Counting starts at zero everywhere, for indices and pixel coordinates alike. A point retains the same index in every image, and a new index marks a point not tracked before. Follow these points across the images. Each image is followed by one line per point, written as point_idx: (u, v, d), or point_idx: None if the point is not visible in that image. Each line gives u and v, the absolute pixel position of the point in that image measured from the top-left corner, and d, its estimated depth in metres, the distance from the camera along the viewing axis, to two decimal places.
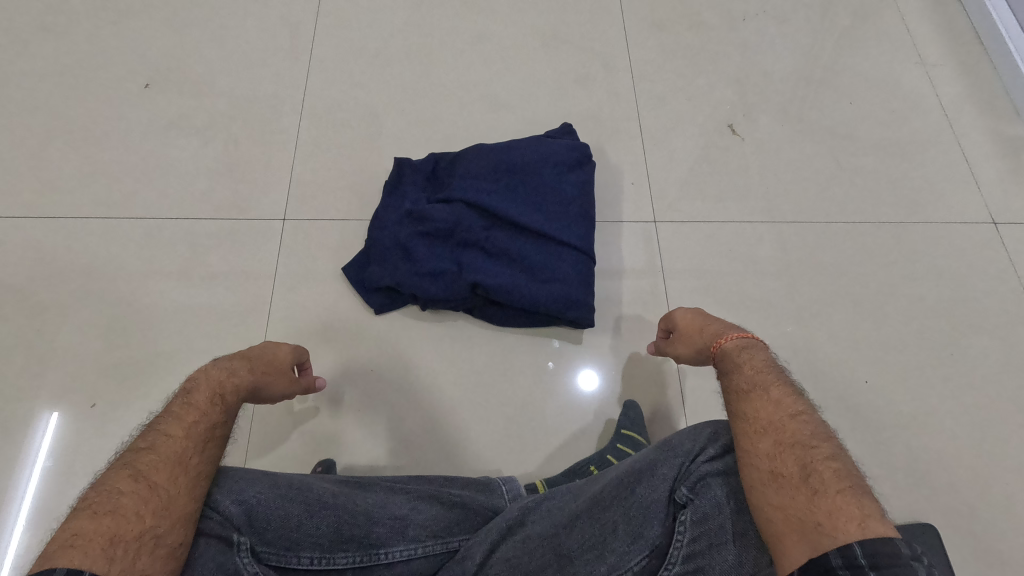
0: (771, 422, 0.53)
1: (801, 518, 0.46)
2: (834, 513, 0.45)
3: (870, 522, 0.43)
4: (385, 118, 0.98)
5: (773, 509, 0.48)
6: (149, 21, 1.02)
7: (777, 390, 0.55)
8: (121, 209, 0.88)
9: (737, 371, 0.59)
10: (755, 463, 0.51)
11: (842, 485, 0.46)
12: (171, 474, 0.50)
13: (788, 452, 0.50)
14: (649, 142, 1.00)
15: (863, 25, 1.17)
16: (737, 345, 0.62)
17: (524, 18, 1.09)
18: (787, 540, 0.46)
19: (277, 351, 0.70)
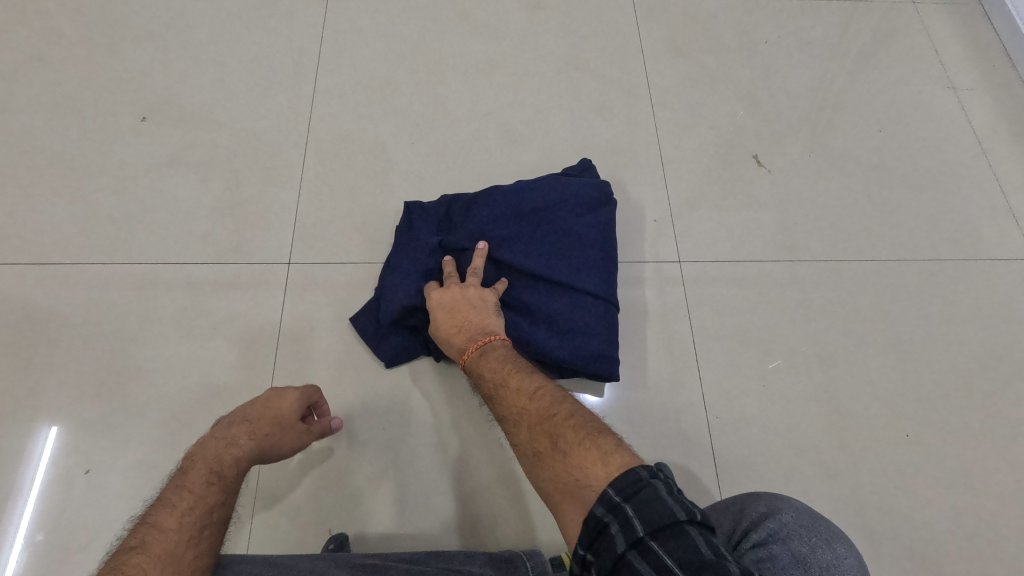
0: (527, 422, 0.56)
1: (568, 483, 0.49)
2: (585, 465, 0.48)
3: (609, 458, 0.48)
4: (395, 153, 0.93)
5: (549, 485, 0.51)
6: (145, 49, 0.97)
7: (516, 379, 0.60)
8: (116, 254, 0.83)
9: (483, 375, 0.63)
10: (524, 452, 0.54)
11: (582, 436, 0.50)
12: (161, 570, 0.47)
13: (545, 429, 0.53)
14: (671, 175, 0.96)
15: (891, 47, 1.12)
16: (480, 347, 0.66)
17: (538, 43, 1.05)
18: (564, 509, 0.49)
19: (279, 400, 0.64)
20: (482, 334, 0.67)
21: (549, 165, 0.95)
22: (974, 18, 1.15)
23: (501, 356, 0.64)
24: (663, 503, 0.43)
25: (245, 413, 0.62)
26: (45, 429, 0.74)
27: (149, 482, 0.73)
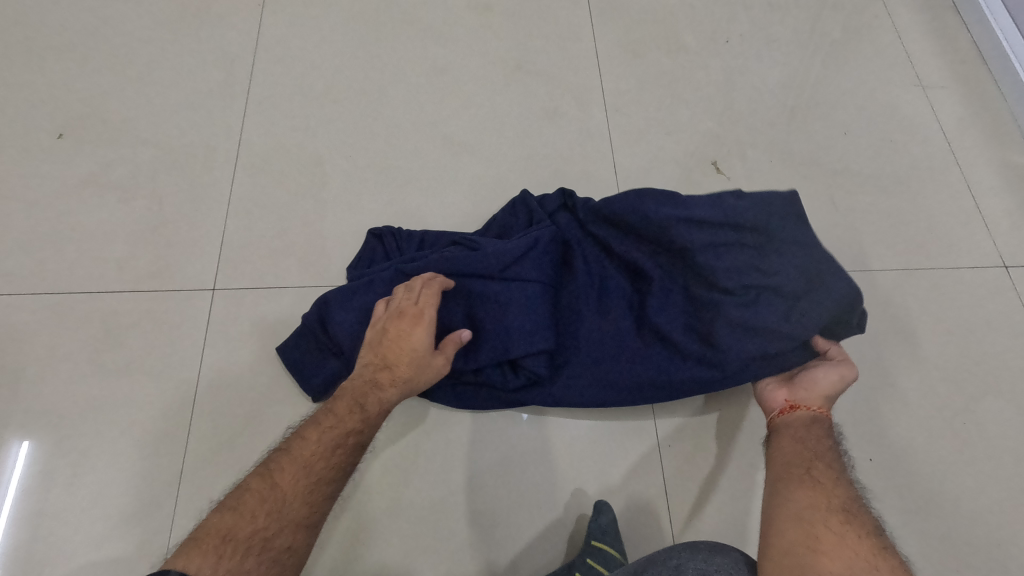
0: (824, 501, 0.51)
1: (850, 556, 0.47)
2: (854, 536, 0.48)
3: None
4: (331, 167, 0.88)
5: (816, 537, 0.49)
6: (64, 60, 0.91)
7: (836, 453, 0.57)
8: (26, 283, 0.78)
9: (801, 430, 0.61)
10: (827, 498, 0.52)
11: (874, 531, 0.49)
12: (294, 477, 0.58)
13: (857, 509, 0.51)
14: (625, 185, 0.91)
15: (858, 43, 1.07)
16: (807, 418, 0.62)
17: (487, 46, 1.00)
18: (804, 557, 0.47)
19: (409, 336, 0.65)
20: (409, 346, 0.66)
21: (496, 177, 0.90)
22: (945, 11, 1.11)
23: (818, 429, 0.60)
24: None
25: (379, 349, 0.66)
26: (16, 443, 0.71)
27: (60, 533, 0.68)
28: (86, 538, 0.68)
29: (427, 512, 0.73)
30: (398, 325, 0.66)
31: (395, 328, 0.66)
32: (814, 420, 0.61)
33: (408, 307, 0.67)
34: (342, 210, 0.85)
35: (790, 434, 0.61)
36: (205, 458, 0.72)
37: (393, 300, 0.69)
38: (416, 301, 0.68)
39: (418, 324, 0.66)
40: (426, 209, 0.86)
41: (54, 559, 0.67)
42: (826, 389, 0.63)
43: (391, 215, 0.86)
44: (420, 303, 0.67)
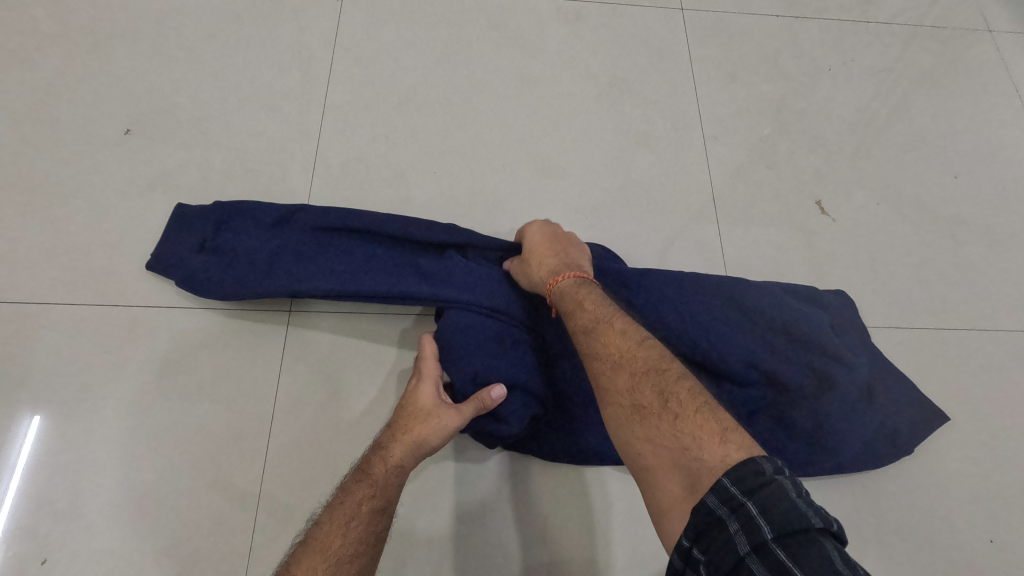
0: (624, 403, 0.51)
1: (680, 449, 0.45)
2: (698, 432, 0.45)
3: (728, 434, 0.45)
4: (414, 182, 0.82)
5: (645, 449, 0.48)
6: (134, 49, 0.86)
7: (619, 322, 0.58)
8: (90, 292, 0.73)
9: (577, 310, 0.60)
10: (621, 403, 0.51)
11: (696, 401, 0.48)
12: (334, 540, 0.53)
13: (643, 381, 0.51)
14: (724, 219, 0.85)
15: (966, 80, 1.01)
16: (572, 284, 0.63)
17: (579, 58, 0.94)
18: (656, 472, 0.46)
19: (427, 425, 0.60)
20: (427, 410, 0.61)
21: (588, 204, 0.84)
22: None
23: (625, 353, 0.54)
24: (794, 505, 0.38)
25: (402, 411, 0.62)
26: (28, 417, 0.67)
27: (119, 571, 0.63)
28: None
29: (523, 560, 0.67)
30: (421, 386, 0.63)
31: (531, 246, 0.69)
32: (597, 334, 0.57)
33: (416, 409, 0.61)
34: None
35: (600, 388, 0.54)
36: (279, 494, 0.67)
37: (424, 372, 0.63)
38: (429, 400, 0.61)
39: (432, 434, 0.60)
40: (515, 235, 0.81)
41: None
42: (548, 247, 0.68)
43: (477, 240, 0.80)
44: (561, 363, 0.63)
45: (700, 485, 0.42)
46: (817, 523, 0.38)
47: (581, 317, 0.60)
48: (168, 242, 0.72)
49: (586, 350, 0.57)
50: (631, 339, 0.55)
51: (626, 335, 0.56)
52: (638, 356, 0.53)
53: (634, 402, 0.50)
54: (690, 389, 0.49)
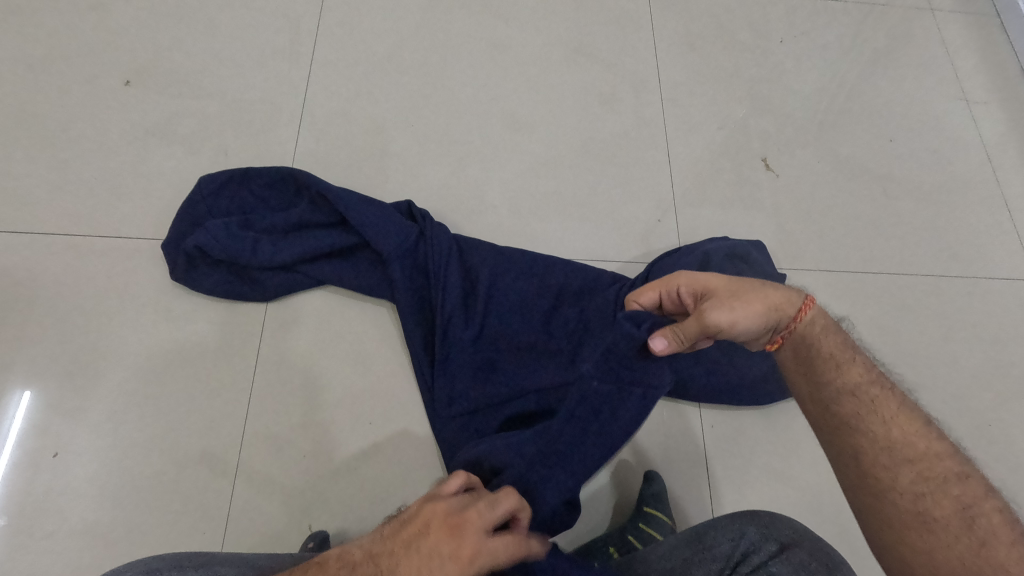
0: (911, 486, 0.51)
1: (915, 485, 0.50)
2: (959, 538, 0.48)
3: (1000, 524, 0.47)
4: (393, 134, 0.89)
5: (948, 552, 0.48)
6: (133, 9, 0.92)
7: (893, 408, 0.53)
8: (92, 224, 0.79)
9: (827, 364, 0.56)
10: (896, 488, 0.51)
11: (936, 486, 0.50)
12: None
13: (941, 485, 0.50)
14: (677, 173, 0.93)
15: (907, 53, 1.10)
16: (814, 325, 0.56)
17: (549, 26, 1.01)
18: (899, 492, 0.51)
19: (256, 253, 0.75)
20: (239, 230, 0.75)
21: (554, 157, 0.91)
22: (992, 29, 1.13)
23: (905, 437, 0.52)
24: None
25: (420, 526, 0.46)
26: (17, 394, 0.71)
27: (120, 469, 0.70)
28: (141, 479, 0.70)
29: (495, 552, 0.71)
30: (240, 247, 0.75)
31: (734, 294, 0.57)
32: (859, 417, 0.54)
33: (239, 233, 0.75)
34: (403, 178, 0.87)
35: (866, 461, 0.53)
36: (262, 493, 0.70)
37: (222, 233, 0.74)
38: (246, 230, 0.76)
39: (257, 267, 0.75)
40: (486, 183, 0.88)
41: (110, 509, 0.68)
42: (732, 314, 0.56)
43: (450, 187, 0.87)
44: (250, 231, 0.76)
45: (991, 553, 0.46)
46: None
47: (836, 413, 0.55)
48: (184, 213, 0.77)
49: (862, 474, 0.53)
50: (916, 423, 0.52)
51: (911, 415, 0.52)
52: (917, 442, 0.51)
53: (919, 509, 0.50)
54: (952, 468, 0.50)
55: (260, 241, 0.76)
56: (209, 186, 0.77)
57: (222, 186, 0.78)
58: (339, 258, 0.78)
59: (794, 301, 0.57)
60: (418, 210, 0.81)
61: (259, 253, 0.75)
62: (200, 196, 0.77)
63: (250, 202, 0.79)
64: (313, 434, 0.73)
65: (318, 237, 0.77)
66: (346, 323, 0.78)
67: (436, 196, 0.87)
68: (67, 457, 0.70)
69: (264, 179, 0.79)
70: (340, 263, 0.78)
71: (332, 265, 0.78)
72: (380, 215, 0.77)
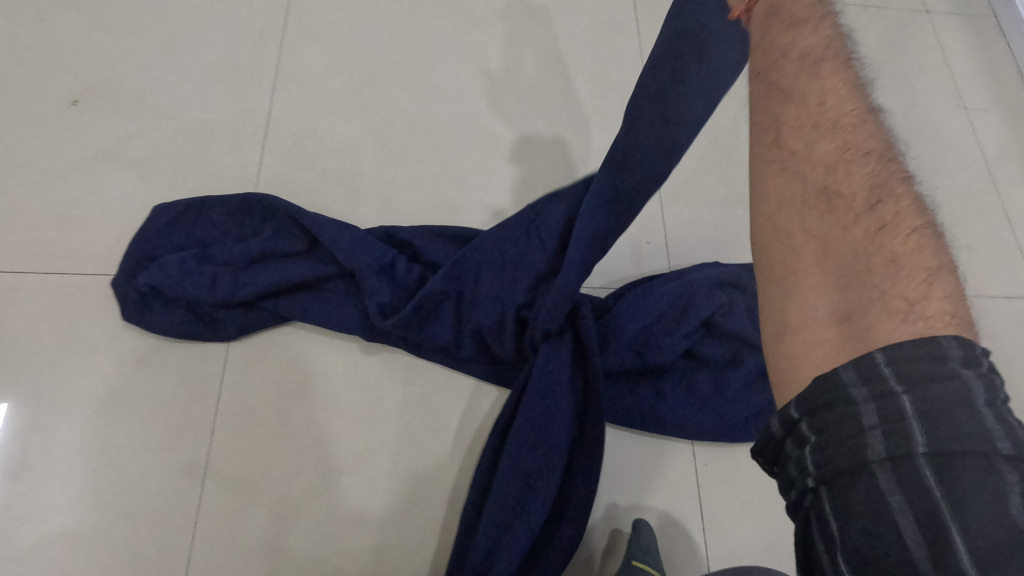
0: (848, 187, 0.40)
1: (847, 208, 0.40)
2: (889, 271, 0.38)
3: (936, 284, 0.38)
4: (364, 153, 0.84)
5: (816, 352, 0.39)
6: (81, 21, 0.85)
7: (832, 64, 0.42)
8: (36, 259, 0.73)
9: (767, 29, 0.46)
10: (800, 179, 0.42)
11: (871, 158, 0.41)
12: None
13: (845, 165, 0.41)
14: (666, 190, 0.89)
15: (904, 58, 1.05)
16: (792, 23, 0.45)
17: (530, 34, 0.95)
18: (804, 275, 0.41)
19: (213, 290, 0.69)
20: (196, 264, 0.70)
21: (536, 176, 0.86)
22: (990, 32, 1.09)
23: (828, 151, 0.41)
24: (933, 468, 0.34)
25: None
26: None
27: (69, 528, 0.64)
28: (91, 539, 0.64)
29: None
30: (196, 283, 0.69)
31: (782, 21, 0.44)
32: (779, 80, 0.44)
33: (196, 267, 0.70)
34: (375, 201, 0.81)
35: (781, 283, 0.42)
36: (222, 553, 0.65)
37: (176, 269, 0.69)
38: (206, 262, 0.70)
39: (216, 303, 0.70)
40: (464, 205, 0.83)
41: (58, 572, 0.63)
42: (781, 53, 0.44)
43: (425, 211, 0.82)
44: (210, 264, 0.70)
45: (870, 336, 0.37)
46: (955, 357, 0.35)
47: (774, 151, 0.44)
48: (137, 247, 0.71)
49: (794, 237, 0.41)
50: (849, 97, 0.42)
51: (851, 94, 0.42)
52: (854, 124, 0.41)
53: (827, 186, 0.41)
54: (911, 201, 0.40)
55: (220, 274, 0.70)
56: (164, 217, 0.72)
57: (179, 216, 0.72)
58: (310, 291, 0.72)
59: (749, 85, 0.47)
60: (402, 234, 0.75)
61: (217, 289, 0.69)
62: (154, 229, 0.71)
63: (209, 232, 0.73)
64: (283, 489, 0.67)
65: (284, 269, 0.71)
66: (317, 363, 0.72)
67: (410, 221, 0.81)
68: (11, 521, 0.64)
69: (227, 207, 0.73)
70: (309, 296, 0.72)
71: (303, 298, 0.72)
72: (352, 243, 0.71)
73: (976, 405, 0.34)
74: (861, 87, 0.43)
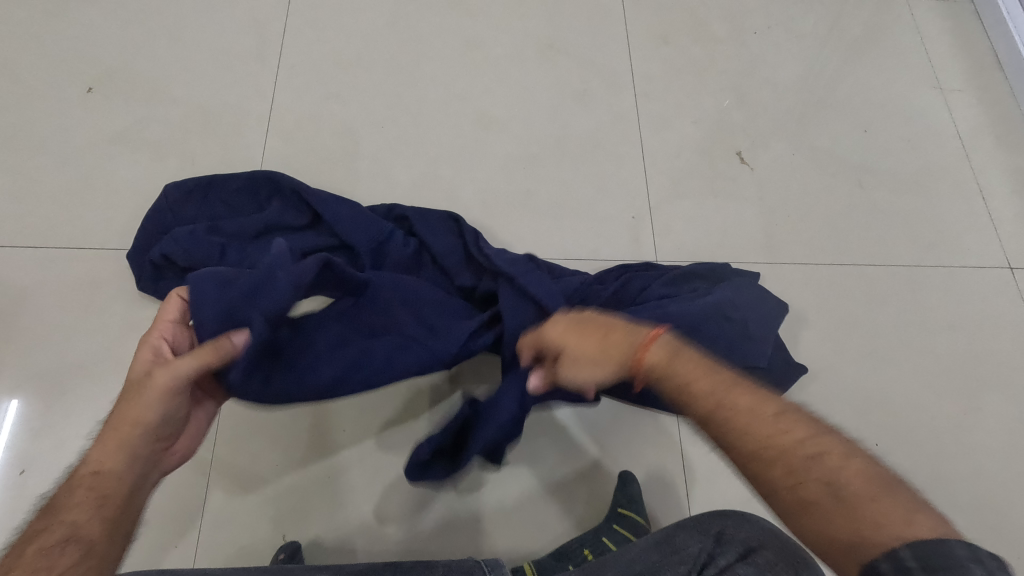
0: (812, 468, 0.45)
1: (793, 447, 0.46)
2: (879, 520, 0.42)
3: (916, 519, 0.42)
4: (363, 136, 0.88)
5: (818, 536, 0.43)
6: (94, 14, 0.90)
7: (744, 398, 0.49)
8: (58, 235, 0.78)
9: (688, 400, 0.50)
10: (778, 490, 0.46)
11: (815, 448, 0.46)
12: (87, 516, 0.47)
13: (806, 474, 0.45)
14: (651, 170, 0.93)
15: (882, 42, 1.09)
16: (667, 351, 0.51)
17: (520, 22, 1.00)
18: (825, 520, 0.43)
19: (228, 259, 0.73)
20: (205, 233, 0.74)
21: (527, 155, 0.91)
22: (966, 16, 1.13)
23: (769, 436, 0.47)
24: None
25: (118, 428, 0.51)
26: (6, 402, 0.71)
27: None
28: None
29: (468, 555, 0.70)
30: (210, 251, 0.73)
31: (588, 331, 0.54)
32: (727, 420, 0.48)
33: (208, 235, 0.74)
34: (374, 180, 0.86)
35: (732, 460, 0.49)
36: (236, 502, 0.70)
37: (183, 238, 0.73)
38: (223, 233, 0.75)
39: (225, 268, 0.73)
40: (459, 183, 0.87)
41: None
42: (585, 343, 0.53)
43: (423, 189, 0.86)
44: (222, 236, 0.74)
45: (877, 537, 0.41)
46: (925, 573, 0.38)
47: (699, 400, 0.49)
48: (152, 221, 0.75)
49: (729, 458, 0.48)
50: (769, 408, 0.48)
51: (765, 401, 0.49)
52: (779, 432, 0.47)
53: (803, 475, 0.45)
54: (840, 450, 0.46)
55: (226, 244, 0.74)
56: (176, 193, 0.76)
57: (188, 193, 0.77)
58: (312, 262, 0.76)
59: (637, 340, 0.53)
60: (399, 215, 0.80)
61: (228, 257, 0.73)
62: (166, 204, 0.76)
63: (217, 208, 0.77)
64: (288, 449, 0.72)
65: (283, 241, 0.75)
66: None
67: (408, 198, 0.86)
68: (34, 476, 0.68)
69: (234, 185, 0.77)
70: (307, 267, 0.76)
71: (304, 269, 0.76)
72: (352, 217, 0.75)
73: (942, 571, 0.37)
74: (774, 396, 0.50)
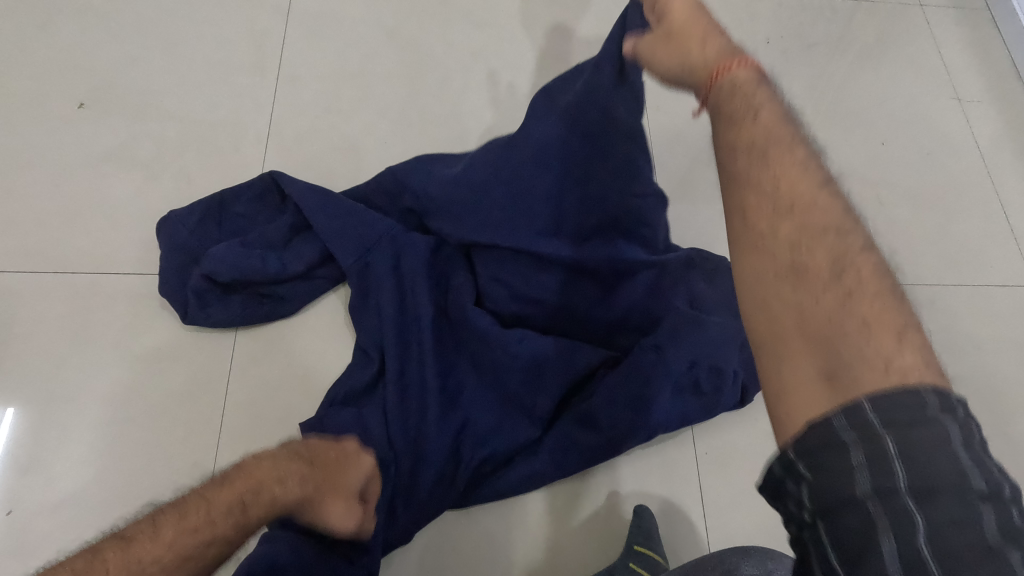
0: (838, 308, 0.34)
1: (835, 304, 0.35)
2: (874, 330, 0.33)
3: (907, 368, 0.32)
4: (366, 152, 0.85)
5: (794, 373, 0.34)
6: (86, 26, 0.87)
7: (861, 257, 0.36)
8: (48, 258, 0.75)
9: (754, 186, 0.40)
10: (761, 268, 0.38)
11: (869, 291, 0.35)
12: (205, 515, 0.50)
13: (860, 306, 0.34)
14: (664, 186, 0.90)
15: (898, 51, 1.07)
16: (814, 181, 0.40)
17: (527, 32, 0.97)
18: (790, 346, 0.35)
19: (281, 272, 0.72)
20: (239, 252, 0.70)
21: None
22: (984, 24, 1.10)
23: (838, 257, 0.36)
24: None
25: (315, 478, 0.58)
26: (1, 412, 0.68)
27: (78, 518, 0.65)
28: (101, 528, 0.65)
29: None
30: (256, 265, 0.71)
31: (670, 40, 0.53)
32: (803, 266, 0.36)
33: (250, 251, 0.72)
34: None
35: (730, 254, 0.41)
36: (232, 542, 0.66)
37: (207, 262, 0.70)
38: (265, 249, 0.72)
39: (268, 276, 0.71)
40: None
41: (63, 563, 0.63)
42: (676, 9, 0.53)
43: None
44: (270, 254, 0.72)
45: (845, 379, 0.33)
46: (933, 401, 0.31)
47: (784, 196, 0.39)
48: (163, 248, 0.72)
49: (746, 229, 0.39)
50: (878, 281, 0.35)
51: (880, 280, 0.35)
52: (855, 252, 0.36)
53: (792, 258, 0.37)
54: (916, 361, 0.33)
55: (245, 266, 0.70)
56: (182, 219, 0.73)
57: (198, 218, 0.74)
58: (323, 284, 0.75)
59: (724, 58, 0.48)
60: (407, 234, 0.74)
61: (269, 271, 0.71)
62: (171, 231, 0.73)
63: (224, 234, 0.74)
64: None
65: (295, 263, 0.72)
66: (327, 362, 0.74)
67: None
68: (21, 513, 0.65)
69: (242, 211, 0.75)
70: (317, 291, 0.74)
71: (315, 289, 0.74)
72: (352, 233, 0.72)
73: (955, 449, 0.30)
74: (888, 274, 0.36)
